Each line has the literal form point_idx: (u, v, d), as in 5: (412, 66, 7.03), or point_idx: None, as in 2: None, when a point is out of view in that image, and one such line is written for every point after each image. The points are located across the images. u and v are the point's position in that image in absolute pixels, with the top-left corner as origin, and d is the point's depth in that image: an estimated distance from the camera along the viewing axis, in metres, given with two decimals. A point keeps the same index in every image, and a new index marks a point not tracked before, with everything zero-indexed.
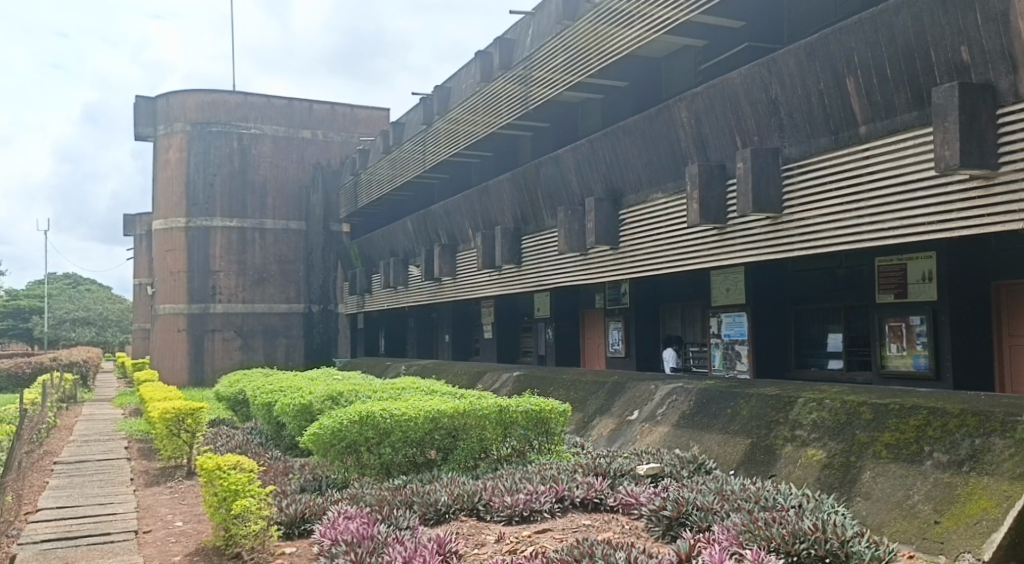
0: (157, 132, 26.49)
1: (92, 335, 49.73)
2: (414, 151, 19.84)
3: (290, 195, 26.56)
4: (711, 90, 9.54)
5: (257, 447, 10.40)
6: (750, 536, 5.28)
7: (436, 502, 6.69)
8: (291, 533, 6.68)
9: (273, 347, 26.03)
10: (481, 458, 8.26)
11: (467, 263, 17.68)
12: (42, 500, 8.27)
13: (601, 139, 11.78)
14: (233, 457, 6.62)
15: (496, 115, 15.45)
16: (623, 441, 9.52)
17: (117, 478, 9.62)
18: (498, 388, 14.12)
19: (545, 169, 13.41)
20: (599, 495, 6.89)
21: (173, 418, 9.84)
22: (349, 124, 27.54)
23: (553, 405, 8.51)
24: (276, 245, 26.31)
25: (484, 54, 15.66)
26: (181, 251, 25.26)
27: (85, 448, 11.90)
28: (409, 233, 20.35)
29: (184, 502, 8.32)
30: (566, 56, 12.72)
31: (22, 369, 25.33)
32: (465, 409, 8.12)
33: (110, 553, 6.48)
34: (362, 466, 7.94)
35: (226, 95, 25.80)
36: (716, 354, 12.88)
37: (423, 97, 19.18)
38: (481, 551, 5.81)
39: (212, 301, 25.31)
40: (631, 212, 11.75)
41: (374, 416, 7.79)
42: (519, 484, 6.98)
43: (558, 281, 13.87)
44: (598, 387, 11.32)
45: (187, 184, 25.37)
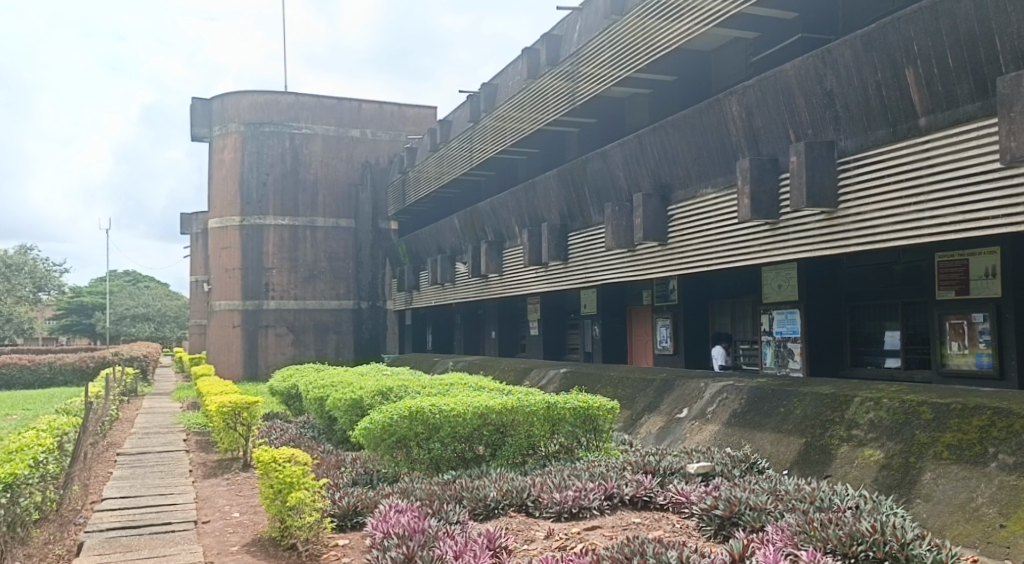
0: (212, 132, 27.03)
1: (151, 331, 51.25)
2: (462, 148, 19.91)
3: (340, 193, 26.87)
4: (763, 82, 9.41)
5: (309, 441, 10.58)
6: (805, 536, 5.22)
7: (486, 497, 6.75)
8: (344, 525, 6.79)
9: (324, 342, 26.43)
10: (529, 454, 8.30)
11: (514, 260, 17.70)
12: (107, 490, 8.51)
13: (649, 135, 11.71)
14: (288, 451, 6.76)
15: (543, 112, 15.39)
16: (672, 439, 9.47)
17: (177, 469, 9.86)
18: (544, 386, 14.13)
19: (592, 164, 13.36)
20: (649, 493, 6.86)
21: (229, 412, 10.06)
22: (397, 122, 27.78)
23: (601, 402, 8.48)
24: (327, 242, 26.66)
25: (531, 51, 15.70)
26: (235, 248, 25.77)
27: (146, 440, 12.22)
28: (457, 231, 20.43)
29: (241, 494, 8.49)
30: (614, 51, 12.64)
31: (87, 363, 26.17)
32: (513, 405, 8.14)
33: (172, 542, 6.65)
34: (412, 461, 8.04)
35: (278, 95, 26.22)
36: (767, 351, 12.70)
37: (470, 96, 19.24)
38: (530, 547, 5.86)
39: (265, 297, 25.77)
40: (680, 208, 11.64)
41: (424, 411, 7.90)
42: (568, 481, 6.99)
43: (607, 277, 13.80)
44: (647, 383, 11.24)
45: (241, 182, 25.85)
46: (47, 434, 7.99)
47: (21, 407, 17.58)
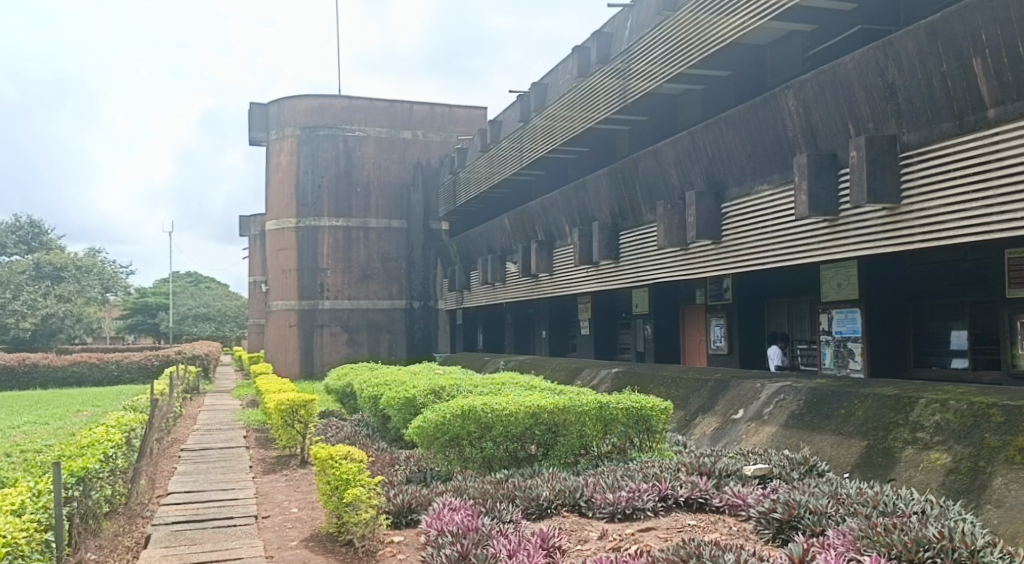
0: (269, 136, 27.57)
1: (211, 330, 52.50)
2: (512, 148, 19.91)
3: (392, 194, 27.14)
4: (822, 75, 9.22)
5: (364, 439, 10.71)
6: (868, 541, 5.08)
7: (539, 497, 6.75)
8: (399, 522, 6.85)
9: (377, 342, 26.66)
10: (581, 454, 8.25)
11: (565, 260, 17.65)
12: (172, 485, 8.73)
13: (702, 131, 11.57)
14: (344, 448, 6.85)
15: (594, 110, 15.31)
16: (727, 441, 9.33)
17: (238, 465, 10.07)
18: (596, 385, 14.07)
19: (644, 163, 13.25)
20: (704, 495, 6.77)
21: (287, 409, 10.23)
22: (448, 123, 27.93)
23: (654, 402, 8.40)
24: (379, 243, 26.94)
25: (582, 50, 15.66)
26: (291, 249, 26.27)
27: (209, 436, 12.51)
28: (507, 230, 20.44)
29: (299, 490, 8.63)
30: (666, 48, 12.52)
31: (151, 361, 26.93)
32: (565, 405, 8.12)
33: (234, 535, 6.78)
34: (465, 460, 8.07)
35: (332, 99, 26.62)
36: (827, 352, 12.52)
37: (521, 95, 19.26)
38: (584, 547, 5.84)
39: (321, 297, 26.18)
40: (734, 205, 11.47)
41: (475, 410, 7.93)
42: (622, 482, 6.94)
43: (659, 276, 13.67)
44: (701, 384, 11.10)
45: (297, 185, 26.33)
46: (116, 429, 8.23)
47: (91, 404, 18.19)
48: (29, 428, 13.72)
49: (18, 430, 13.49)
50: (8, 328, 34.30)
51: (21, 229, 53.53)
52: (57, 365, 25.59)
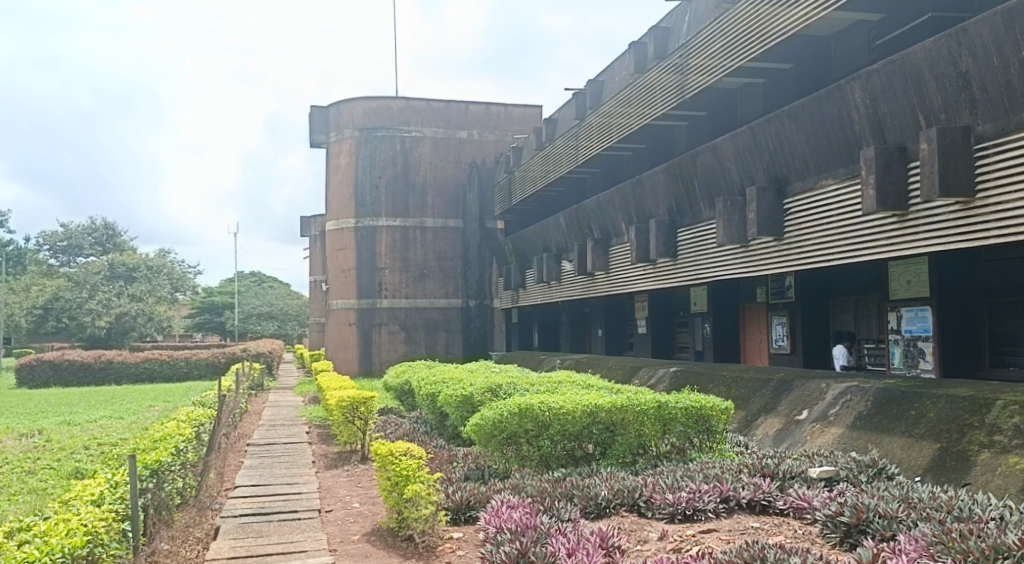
0: (329, 138, 28.01)
1: (274, 328, 53.59)
2: (568, 146, 19.82)
3: (448, 193, 27.29)
4: (890, 65, 8.96)
5: (423, 436, 10.79)
6: (942, 548, 4.88)
7: (597, 496, 6.70)
8: (458, 519, 6.86)
9: (434, 340, 26.84)
10: (639, 454, 8.15)
11: (621, 258, 17.50)
12: (239, 478, 8.92)
13: (764, 125, 11.35)
14: (404, 445, 6.90)
15: (651, 106, 15.13)
16: (791, 442, 9.13)
17: (301, 460, 10.23)
18: (654, 384, 13.90)
19: (703, 159, 13.06)
20: (768, 498, 6.62)
21: (347, 406, 10.37)
22: (503, 123, 27.96)
23: (714, 402, 8.26)
24: (436, 242, 27.11)
25: (639, 45, 15.53)
26: (350, 249, 26.63)
27: (273, 431, 12.76)
28: (563, 229, 20.35)
29: (360, 485, 8.73)
30: (726, 41, 12.30)
31: (218, 358, 27.63)
32: (622, 404, 8.04)
33: (298, 529, 6.88)
34: (522, 458, 8.06)
35: (390, 100, 26.90)
36: (895, 351, 12.21)
37: (577, 93, 19.18)
38: (644, 548, 5.76)
39: (379, 296, 26.48)
40: (797, 201, 11.22)
41: (532, 409, 7.90)
42: (682, 482, 6.83)
43: (719, 274, 13.45)
44: (763, 384, 10.87)
45: (355, 186, 26.68)
46: (186, 424, 8.45)
47: (162, 399, 18.76)
48: (105, 422, 14.21)
49: (95, 424, 13.97)
50: (84, 326, 35.96)
51: (96, 231, 55.51)
52: (130, 361, 26.46)
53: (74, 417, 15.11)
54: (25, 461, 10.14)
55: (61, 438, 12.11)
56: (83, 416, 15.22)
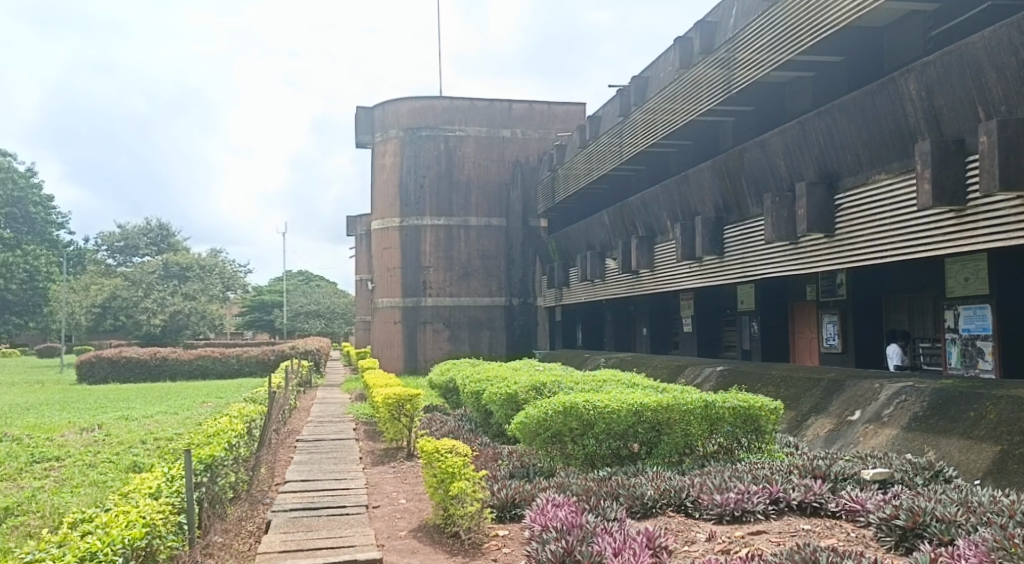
0: (374, 139, 28.26)
1: (322, 327, 54.20)
2: (611, 144, 19.67)
3: (492, 192, 27.32)
4: (947, 56, 8.70)
5: (468, 433, 10.81)
6: (1003, 553, 4.72)
7: (643, 496, 6.63)
8: (503, 516, 6.84)
9: (478, 338, 26.89)
10: (685, 453, 8.03)
11: (666, 255, 17.32)
12: (289, 473, 9.03)
13: (814, 119, 11.13)
14: (449, 442, 6.89)
15: (696, 102, 14.93)
16: (843, 443, 8.94)
17: (348, 456, 10.32)
18: (701, 383, 13.73)
19: (751, 154, 12.85)
20: (819, 499, 6.47)
21: (394, 403, 10.43)
22: (547, 121, 27.87)
23: (763, 402, 8.10)
24: (480, 241, 27.17)
25: (684, 41, 15.34)
26: (395, 248, 26.84)
27: (321, 428, 12.91)
28: (606, 227, 20.22)
29: (407, 482, 8.77)
30: (774, 34, 12.08)
31: (267, 355, 28.07)
32: (669, 403, 7.93)
33: (346, 524, 6.94)
34: (567, 457, 8.01)
35: (434, 100, 27.01)
36: (953, 351, 11.90)
37: (622, 90, 19.04)
38: (691, 549, 5.67)
39: (423, 294, 26.63)
40: (849, 196, 10.97)
41: (577, 407, 7.85)
42: (730, 483, 6.72)
43: (767, 272, 13.22)
44: (814, 383, 10.66)
45: (400, 185, 26.88)
46: (238, 420, 8.58)
47: (215, 395, 19.11)
48: (161, 417, 14.53)
49: (151, 419, 14.30)
50: (140, 324, 37.05)
51: (151, 231, 56.87)
52: (184, 358, 27.03)
53: (131, 412, 15.50)
54: (86, 454, 10.42)
55: (119, 433, 12.42)
56: (140, 411, 15.59)
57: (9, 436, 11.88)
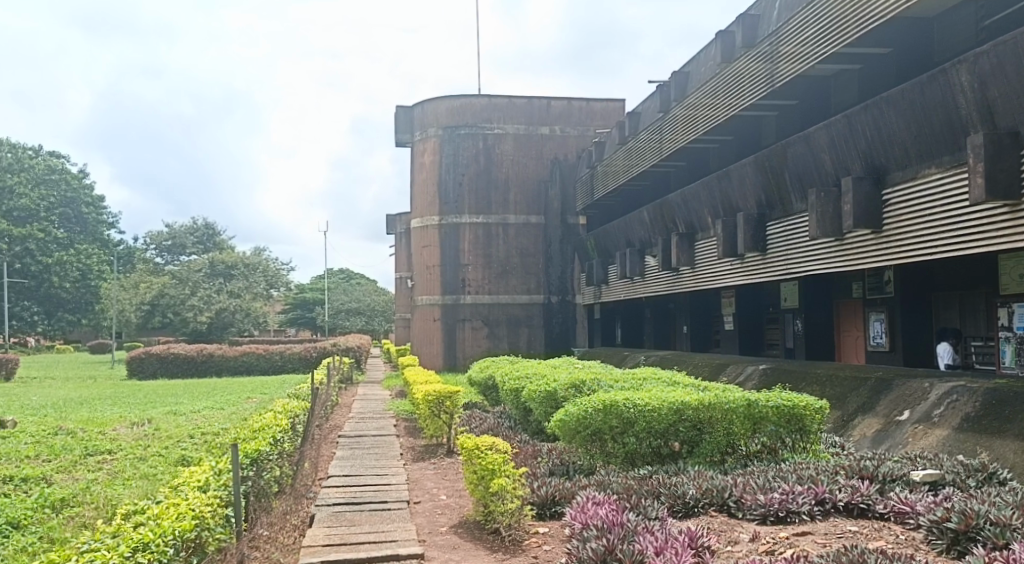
0: (413, 138, 28.45)
1: (363, 324, 54.62)
2: (651, 140, 19.48)
3: (531, 190, 27.24)
4: (1001, 46, 8.42)
5: (507, 430, 10.80)
6: None
7: (684, 495, 6.56)
8: (543, 514, 6.80)
9: (517, 336, 26.84)
10: (728, 453, 7.91)
11: (707, 252, 17.12)
12: (332, 468, 9.10)
13: (861, 113, 10.91)
14: (489, 439, 6.87)
15: (738, 97, 14.72)
16: (891, 444, 8.72)
17: (389, 451, 10.38)
18: (743, 382, 13.54)
19: (795, 149, 12.64)
20: (866, 501, 6.31)
21: (434, 400, 10.46)
22: (586, 117, 27.65)
23: (808, 401, 7.92)
24: (519, 238, 27.13)
25: (726, 35, 15.13)
26: (435, 246, 27.04)
27: (363, 423, 13.00)
28: (646, 224, 20.05)
29: (447, 478, 8.78)
30: (819, 27, 11.84)
31: (310, 352, 28.39)
32: (710, 401, 7.82)
33: (389, 518, 6.97)
34: (607, 455, 7.95)
35: (472, 98, 27.06)
36: (1007, 349, 11.88)
37: (661, 85, 18.85)
38: (734, 550, 5.58)
39: (463, 292, 26.77)
40: (896, 191, 10.74)
41: (617, 405, 7.78)
42: (774, 483, 6.60)
43: (811, 269, 12.98)
44: (860, 382, 10.44)
45: (440, 184, 27.06)
46: (282, 415, 8.67)
47: (260, 391, 19.38)
48: (207, 412, 14.79)
49: (198, 414, 14.56)
50: (188, 321, 37.82)
51: (198, 230, 57.96)
52: (230, 355, 27.48)
53: (180, 407, 15.80)
54: (137, 447, 10.64)
55: (168, 427, 12.65)
56: (188, 407, 15.89)
57: (63, 430, 12.19)
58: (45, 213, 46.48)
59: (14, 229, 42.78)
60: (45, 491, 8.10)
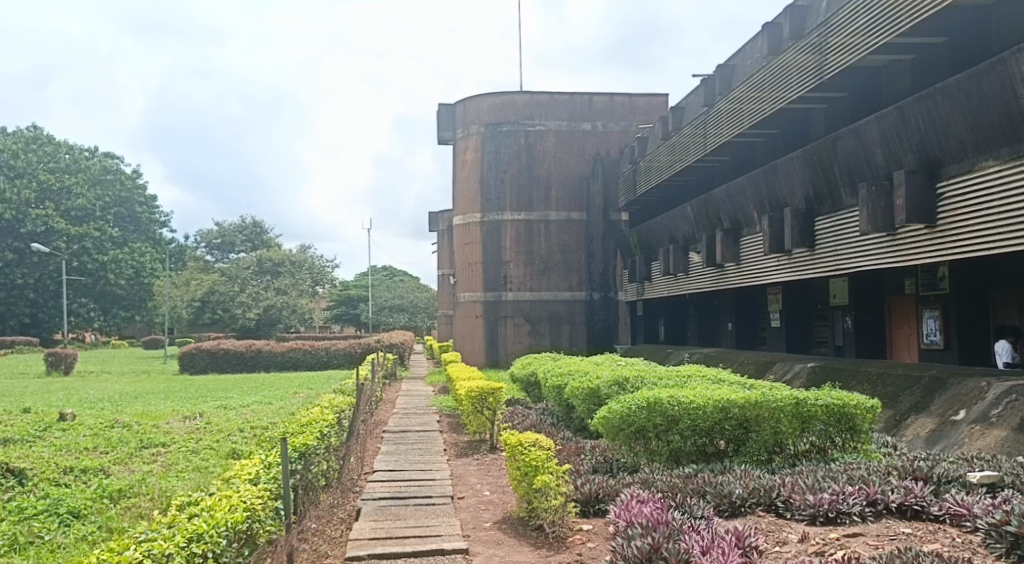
0: (456, 135, 28.68)
1: (406, 320, 54.99)
2: (695, 134, 19.23)
3: (573, 186, 27.04)
4: None
5: (550, 427, 10.75)
6: None
7: (731, 494, 6.44)
8: (587, 511, 6.74)
9: (559, 333, 26.68)
10: (775, 452, 7.75)
11: (753, 248, 16.85)
12: (377, 463, 9.15)
13: (914, 105, 10.64)
14: (533, 435, 6.82)
15: (785, 90, 14.44)
16: (946, 444, 8.48)
17: (433, 447, 10.41)
18: (790, 380, 13.31)
19: (845, 143, 12.37)
20: (920, 503, 6.12)
21: (477, 396, 10.45)
22: (629, 113, 27.29)
23: (858, 400, 7.72)
24: (560, 235, 26.95)
25: (773, 26, 14.85)
26: (477, 243, 27.24)
27: (407, 419, 13.06)
28: (690, 219, 19.80)
29: (491, 474, 8.77)
30: (869, 17, 11.55)
31: (355, 349, 28.63)
32: (757, 400, 7.64)
33: (433, 513, 6.97)
34: (651, 453, 7.87)
35: (515, 95, 27.11)
36: None
37: (706, 79, 18.63)
38: (782, 550, 5.46)
39: (504, 289, 26.83)
40: (951, 185, 10.43)
41: (662, 403, 7.67)
42: (823, 483, 6.45)
43: (861, 265, 12.68)
44: (913, 381, 10.17)
45: (482, 181, 27.29)
46: (329, 410, 8.74)
47: (307, 386, 19.57)
48: (257, 407, 15.00)
49: (248, 408, 14.77)
50: (237, 317, 38.42)
51: (246, 228, 58.84)
52: (277, 351, 27.86)
53: (230, 401, 16.06)
54: (189, 441, 10.82)
55: (219, 421, 12.84)
56: (238, 401, 16.13)
57: (119, 423, 12.46)
58: (101, 212, 47.58)
59: (71, 228, 43.81)
60: (103, 482, 8.27)
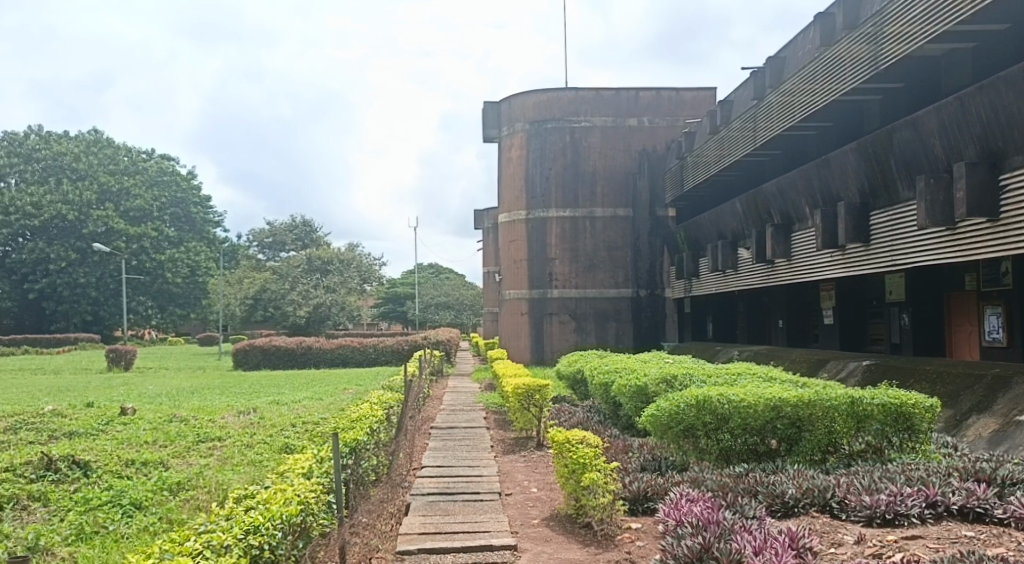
0: (501, 133, 28.67)
1: (452, 318, 55.25)
2: (745, 128, 18.89)
3: (619, 182, 26.81)
4: None
5: (596, 424, 10.64)
6: None
7: (783, 494, 6.29)
8: (635, 509, 6.64)
9: (605, 330, 26.51)
10: (829, 452, 7.55)
11: (805, 243, 16.48)
12: (425, 458, 9.16)
13: (975, 95, 10.28)
14: (580, 433, 6.68)
15: (838, 81, 14.09)
16: (1010, 445, 8.17)
17: (481, 443, 10.39)
18: (844, 377, 13.00)
19: (902, 134, 12.01)
20: (984, 505, 5.87)
21: (523, 393, 10.39)
22: (675, 107, 26.97)
23: (916, 399, 7.47)
24: (606, 231, 26.75)
25: (826, 17, 14.49)
26: (523, 240, 27.24)
27: (454, 416, 13.07)
28: (739, 215, 19.46)
29: (538, 471, 8.71)
30: (927, 5, 11.20)
31: (403, 345, 28.78)
32: (809, 398, 7.45)
33: (482, 509, 6.94)
34: (700, 451, 7.74)
35: (560, 91, 26.98)
36: None
37: (755, 72, 18.27)
38: (838, 551, 5.30)
39: (550, 286, 26.77)
40: (1015, 176, 10.05)
41: (711, 401, 7.52)
42: (880, 484, 6.24)
43: (919, 260, 12.31)
44: (974, 380, 9.83)
45: (527, 178, 27.25)
46: (378, 406, 8.76)
47: (356, 383, 19.70)
48: (308, 403, 15.15)
49: (299, 404, 14.91)
50: (287, 315, 38.94)
51: (296, 227, 59.67)
52: (327, 348, 28.13)
53: (281, 397, 16.25)
54: (243, 435, 10.95)
55: (272, 417, 12.97)
56: (288, 397, 16.31)
57: (176, 418, 12.67)
58: (157, 212, 48.59)
59: (129, 228, 44.60)
60: (161, 475, 8.39)
